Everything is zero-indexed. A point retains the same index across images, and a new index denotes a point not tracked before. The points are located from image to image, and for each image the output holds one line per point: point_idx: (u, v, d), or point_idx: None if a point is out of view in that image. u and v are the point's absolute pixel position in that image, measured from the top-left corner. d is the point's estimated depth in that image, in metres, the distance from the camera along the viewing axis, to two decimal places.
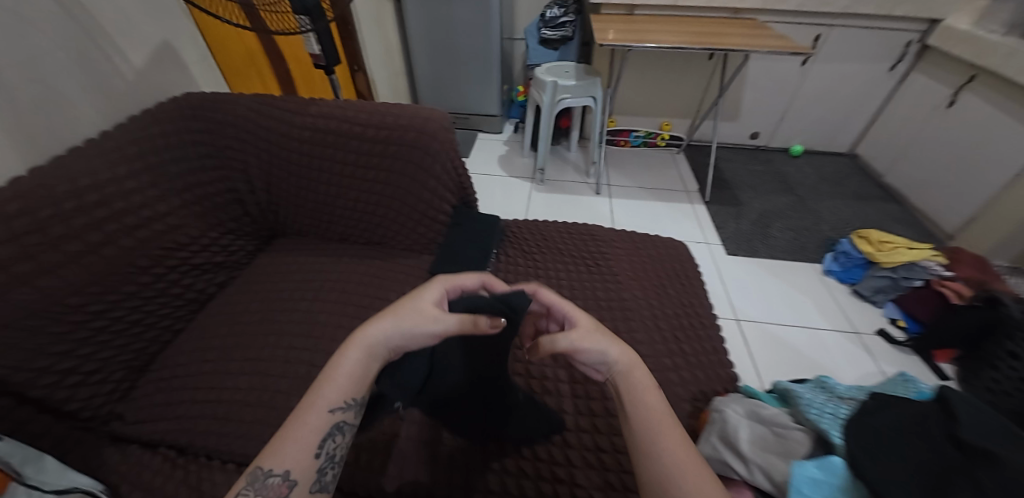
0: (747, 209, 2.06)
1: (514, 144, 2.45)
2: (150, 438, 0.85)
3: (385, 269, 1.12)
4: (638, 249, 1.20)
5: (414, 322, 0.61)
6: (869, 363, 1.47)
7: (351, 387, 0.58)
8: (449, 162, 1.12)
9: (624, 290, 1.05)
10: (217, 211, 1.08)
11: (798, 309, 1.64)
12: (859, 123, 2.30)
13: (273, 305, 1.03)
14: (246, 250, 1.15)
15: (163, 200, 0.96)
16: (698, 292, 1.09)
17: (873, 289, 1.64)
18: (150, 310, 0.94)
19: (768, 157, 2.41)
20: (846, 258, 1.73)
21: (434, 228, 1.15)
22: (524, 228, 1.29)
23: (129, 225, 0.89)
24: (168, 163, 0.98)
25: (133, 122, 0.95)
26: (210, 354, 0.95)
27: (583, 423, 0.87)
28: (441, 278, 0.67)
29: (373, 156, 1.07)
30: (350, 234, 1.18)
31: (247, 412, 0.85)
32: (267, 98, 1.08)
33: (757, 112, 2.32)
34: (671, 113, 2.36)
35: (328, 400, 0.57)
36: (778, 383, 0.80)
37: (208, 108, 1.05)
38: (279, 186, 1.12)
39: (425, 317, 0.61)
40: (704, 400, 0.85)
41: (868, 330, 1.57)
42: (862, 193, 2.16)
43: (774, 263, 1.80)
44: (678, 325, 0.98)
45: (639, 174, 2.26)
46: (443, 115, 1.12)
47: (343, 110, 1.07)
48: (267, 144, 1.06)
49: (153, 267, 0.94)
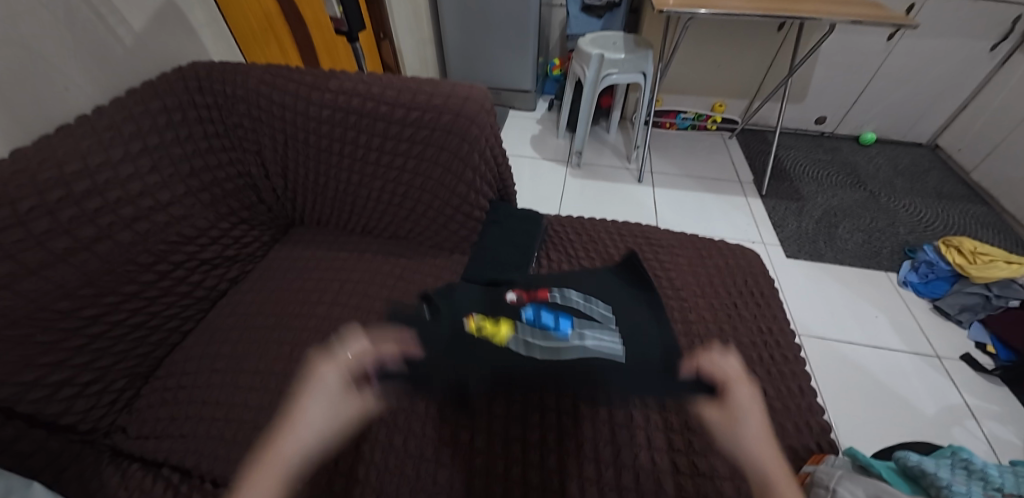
0: (810, 204, 1.84)
1: (548, 123, 2.26)
2: (152, 457, 0.75)
3: (412, 271, 0.99)
4: (704, 259, 1.06)
5: (319, 410, 0.56)
6: (952, 394, 1.27)
7: (299, 449, 0.53)
8: (488, 149, 0.96)
9: (689, 309, 0.93)
10: (228, 199, 0.96)
11: (868, 323, 1.44)
12: (946, 109, 2.01)
13: (287, 308, 0.91)
14: (261, 242, 1.03)
15: (166, 187, 0.84)
16: (776, 315, 0.94)
17: (959, 307, 1.43)
18: (153, 311, 0.84)
19: (833, 146, 2.15)
20: (928, 269, 1.53)
21: (468, 225, 1.00)
22: (570, 225, 1.14)
23: (126, 217, 0.78)
24: (172, 144, 0.86)
25: (132, 96, 0.83)
26: (218, 363, 0.84)
27: (645, 477, 0.70)
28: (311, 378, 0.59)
29: (401, 141, 0.92)
30: (373, 227, 1.04)
31: (258, 436, 0.75)
32: (282, 69, 0.93)
33: (826, 94, 2.06)
34: (726, 93, 2.12)
35: (274, 467, 0.51)
36: (899, 455, 0.64)
37: (216, 79, 0.91)
38: (297, 172, 0.99)
39: (322, 395, 0.57)
40: (795, 460, 0.72)
41: (950, 354, 1.36)
42: (943, 191, 1.90)
43: (841, 270, 1.60)
44: (755, 357, 0.86)
45: (687, 160, 2.04)
46: (483, 93, 0.96)
47: (366, 85, 0.91)
48: (281, 123, 0.93)
49: (156, 264, 0.83)
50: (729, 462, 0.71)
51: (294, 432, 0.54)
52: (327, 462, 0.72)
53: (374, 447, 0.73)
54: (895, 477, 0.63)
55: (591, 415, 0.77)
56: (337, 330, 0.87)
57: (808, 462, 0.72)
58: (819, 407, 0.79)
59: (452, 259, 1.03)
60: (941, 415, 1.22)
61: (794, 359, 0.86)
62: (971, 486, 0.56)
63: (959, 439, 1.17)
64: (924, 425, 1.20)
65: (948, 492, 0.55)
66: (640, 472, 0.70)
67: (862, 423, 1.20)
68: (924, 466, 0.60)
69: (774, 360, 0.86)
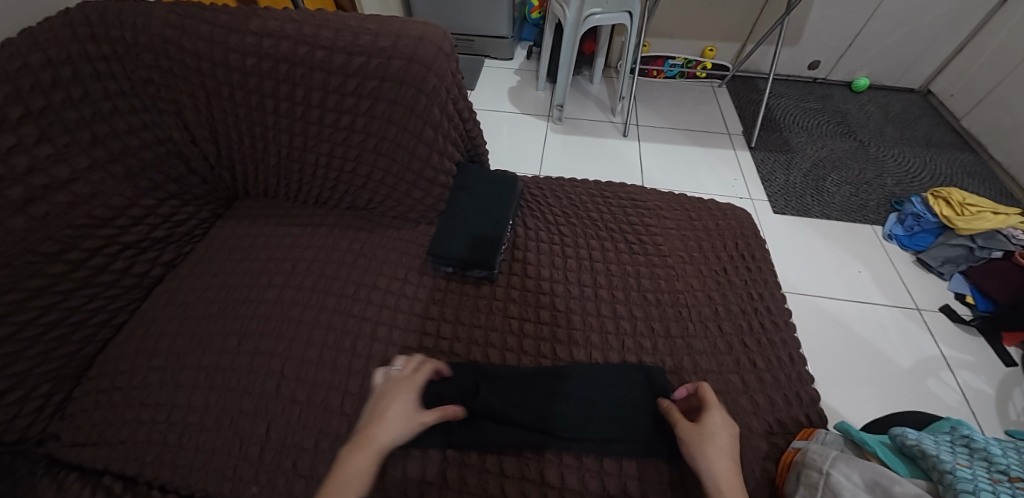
0: (799, 155, 1.76)
1: (526, 73, 2.08)
2: (90, 467, 0.67)
3: (373, 244, 0.89)
4: (692, 222, 0.99)
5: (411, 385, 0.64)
6: (929, 345, 1.22)
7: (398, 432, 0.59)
8: (450, 103, 0.84)
9: (676, 278, 0.87)
10: (150, 170, 0.83)
11: (852, 278, 1.36)
12: (942, 52, 1.91)
13: (232, 294, 0.81)
14: (199, 218, 0.92)
15: (65, 160, 0.71)
16: (767, 280, 0.88)
17: (942, 259, 1.36)
18: (72, 306, 0.73)
19: (825, 92, 2.05)
20: (914, 221, 1.43)
21: (433, 192, 0.90)
22: (549, 188, 1.05)
23: (16, 200, 0.65)
24: (63, 108, 0.71)
25: (3, 47, 0.67)
26: (156, 359, 0.74)
27: (630, 467, 0.65)
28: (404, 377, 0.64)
29: (345, 95, 0.79)
30: (326, 197, 0.93)
31: (205, 438, 0.67)
32: (193, 9, 0.78)
33: (822, 35, 1.92)
34: (716, 36, 1.97)
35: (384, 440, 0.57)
36: (898, 432, 0.60)
37: (111, 23, 0.75)
38: (229, 136, 0.85)
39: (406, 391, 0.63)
40: (783, 435, 0.69)
41: (930, 306, 1.30)
42: (932, 139, 1.83)
43: (828, 224, 1.51)
44: (745, 326, 0.81)
45: (673, 112, 1.93)
46: (440, 34, 0.82)
47: (296, 26, 0.77)
48: (200, 77, 0.79)
49: (64, 253, 0.71)
50: None
51: (386, 432, 0.58)
52: (284, 463, 0.66)
53: (333, 446, 0.67)
54: (892, 457, 0.59)
55: (552, 398, 0.70)
56: (289, 316, 0.78)
57: (796, 438, 0.68)
58: (809, 376, 0.76)
59: (418, 230, 0.93)
60: (918, 367, 1.17)
61: (785, 325, 0.82)
62: (975, 467, 0.51)
63: (934, 392, 1.13)
64: (901, 377, 1.15)
65: (952, 476, 0.50)
66: (623, 459, 0.66)
67: (847, 380, 1.14)
68: (924, 446, 0.56)
69: (764, 328, 0.81)
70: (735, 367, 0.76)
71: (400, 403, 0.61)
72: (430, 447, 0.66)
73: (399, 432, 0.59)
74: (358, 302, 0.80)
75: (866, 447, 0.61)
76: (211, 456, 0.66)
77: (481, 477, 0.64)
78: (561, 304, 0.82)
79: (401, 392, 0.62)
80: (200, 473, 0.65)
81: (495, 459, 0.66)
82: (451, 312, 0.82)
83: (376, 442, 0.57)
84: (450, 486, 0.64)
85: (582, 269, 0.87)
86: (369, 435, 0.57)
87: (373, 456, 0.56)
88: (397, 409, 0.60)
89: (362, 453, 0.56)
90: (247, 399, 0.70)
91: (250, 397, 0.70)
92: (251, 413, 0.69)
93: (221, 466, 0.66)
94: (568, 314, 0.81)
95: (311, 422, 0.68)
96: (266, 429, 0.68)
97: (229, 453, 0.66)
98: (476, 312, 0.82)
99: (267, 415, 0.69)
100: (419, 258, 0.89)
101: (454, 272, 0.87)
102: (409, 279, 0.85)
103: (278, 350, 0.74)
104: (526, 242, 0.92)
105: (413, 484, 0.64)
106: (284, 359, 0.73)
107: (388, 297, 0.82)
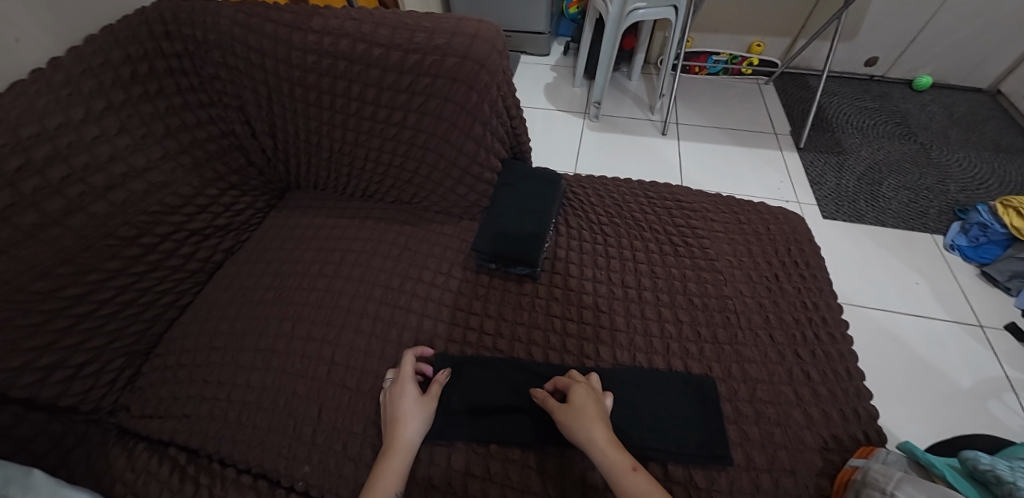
0: (853, 158, 1.67)
1: (563, 69, 2.07)
2: (157, 438, 0.71)
3: (418, 238, 0.91)
4: (741, 225, 0.96)
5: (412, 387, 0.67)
6: (991, 364, 1.14)
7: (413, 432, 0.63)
8: (499, 100, 0.84)
9: (725, 283, 0.85)
10: (214, 162, 0.87)
11: (908, 289, 1.28)
12: (1018, 49, 1.76)
13: (286, 281, 0.85)
14: (256, 208, 0.96)
15: (140, 150, 0.75)
16: (822, 289, 0.85)
17: (1009, 274, 1.26)
18: (145, 287, 0.78)
19: (883, 91, 1.94)
20: (980, 231, 1.33)
21: (477, 188, 0.91)
22: (591, 187, 1.04)
23: (99, 187, 0.70)
24: (140, 101, 0.76)
25: (88, 44, 0.72)
26: (217, 340, 0.78)
27: (676, 474, 0.64)
28: (405, 376, 0.68)
29: (399, 92, 0.81)
30: (374, 191, 0.95)
31: (262, 417, 0.71)
32: (258, 7, 0.81)
33: (883, 29, 1.81)
34: (766, 31, 1.90)
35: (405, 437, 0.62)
36: (967, 455, 0.57)
37: (184, 21, 0.79)
38: (286, 130, 0.89)
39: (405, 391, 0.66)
40: (838, 451, 0.67)
41: (995, 323, 1.21)
42: (1003, 143, 1.71)
43: (883, 232, 1.43)
44: (798, 337, 0.78)
45: (716, 110, 1.87)
46: (493, 31, 0.82)
47: (355, 24, 0.79)
48: (262, 73, 0.82)
49: (139, 237, 0.76)
50: (766, 452, 0.66)
51: (404, 432, 0.62)
52: (335, 446, 0.68)
53: (381, 432, 0.69)
54: (960, 480, 0.56)
55: None
56: (339, 305, 0.81)
57: (853, 455, 0.65)
58: (867, 392, 0.73)
59: (462, 226, 0.94)
60: (979, 387, 1.10)
61: (842, 338, 0.78)
62: None
63: (997, 414, 1.05)
64: (960, 397, 1.08)
65: None
66: (669, 465, 0.64)
67: (899, 396, 1.08)
68: (999, 472, 0.52)
69: (818, 339, 0.78)
70: (787, 378, 0.73)
71: (407, 405, 0.65)
72: (472, 440, 0.68)
73: (416, 429, 0.63)
74: (404, 294, 0.82)
75: (932, 469, 0.58)
76: (267, 433, 0.69)
77: (523, 473, 0.65)
78: (603, 305, 0.81)
79: (402, 396, 0.66)
80: (258, 450, 0.69)
81: (536, 455, 0.66)
82: (493, 308, 0.82)
83: (400, 443, 0.61)
84: (493, 479, 0.65)
85: (626, 270, 0.86)
86: (391, 439, 0.62)
87: (402, 455, 0.61)
88: (405, 412, 0.64)
89: (390, 455, 0.60)
90: (300, 383, 0.73)
91: (303, 381, 0.73)
92: (304, 396, 0.72)
93: (277, 444, 0.69)
94: (610, 315, 0.80)
95: (360, 409, 0.71)
96: (318, 413, 0.70)
97: (284, 432, 0.70)
98: (519, 309, 0.82)
99: (318, 399, 0.72)
100: (462, 254, 0.90)
101: (496, 269, 0.88)
102: (452, 273, 0.87)
103: (328, 337, 0.77)
104: (569, 240, 0.91)
105: (457, 474, 0.65)
106: (334, 346, 0.76)
107: (432, 291, 0.83)
